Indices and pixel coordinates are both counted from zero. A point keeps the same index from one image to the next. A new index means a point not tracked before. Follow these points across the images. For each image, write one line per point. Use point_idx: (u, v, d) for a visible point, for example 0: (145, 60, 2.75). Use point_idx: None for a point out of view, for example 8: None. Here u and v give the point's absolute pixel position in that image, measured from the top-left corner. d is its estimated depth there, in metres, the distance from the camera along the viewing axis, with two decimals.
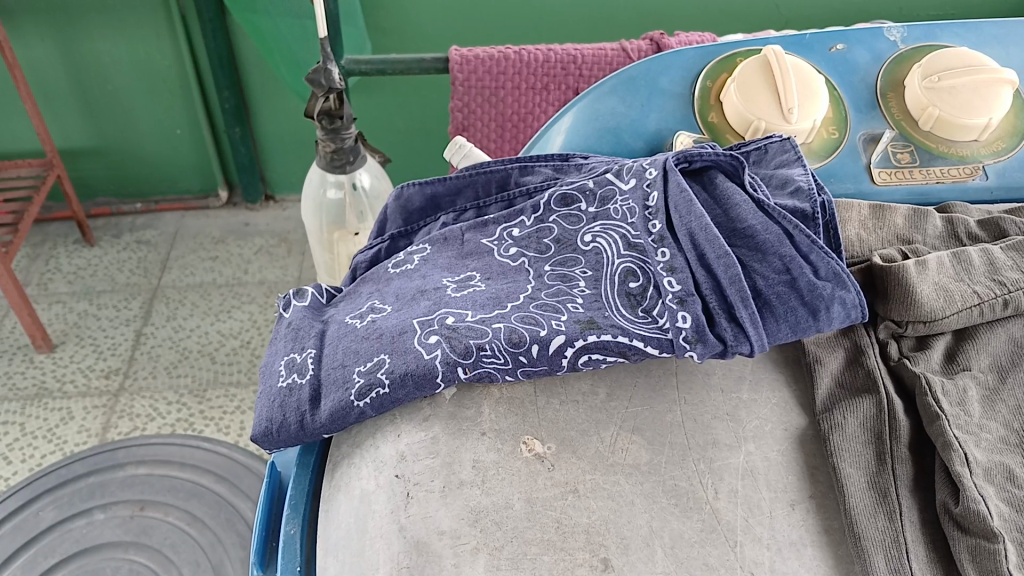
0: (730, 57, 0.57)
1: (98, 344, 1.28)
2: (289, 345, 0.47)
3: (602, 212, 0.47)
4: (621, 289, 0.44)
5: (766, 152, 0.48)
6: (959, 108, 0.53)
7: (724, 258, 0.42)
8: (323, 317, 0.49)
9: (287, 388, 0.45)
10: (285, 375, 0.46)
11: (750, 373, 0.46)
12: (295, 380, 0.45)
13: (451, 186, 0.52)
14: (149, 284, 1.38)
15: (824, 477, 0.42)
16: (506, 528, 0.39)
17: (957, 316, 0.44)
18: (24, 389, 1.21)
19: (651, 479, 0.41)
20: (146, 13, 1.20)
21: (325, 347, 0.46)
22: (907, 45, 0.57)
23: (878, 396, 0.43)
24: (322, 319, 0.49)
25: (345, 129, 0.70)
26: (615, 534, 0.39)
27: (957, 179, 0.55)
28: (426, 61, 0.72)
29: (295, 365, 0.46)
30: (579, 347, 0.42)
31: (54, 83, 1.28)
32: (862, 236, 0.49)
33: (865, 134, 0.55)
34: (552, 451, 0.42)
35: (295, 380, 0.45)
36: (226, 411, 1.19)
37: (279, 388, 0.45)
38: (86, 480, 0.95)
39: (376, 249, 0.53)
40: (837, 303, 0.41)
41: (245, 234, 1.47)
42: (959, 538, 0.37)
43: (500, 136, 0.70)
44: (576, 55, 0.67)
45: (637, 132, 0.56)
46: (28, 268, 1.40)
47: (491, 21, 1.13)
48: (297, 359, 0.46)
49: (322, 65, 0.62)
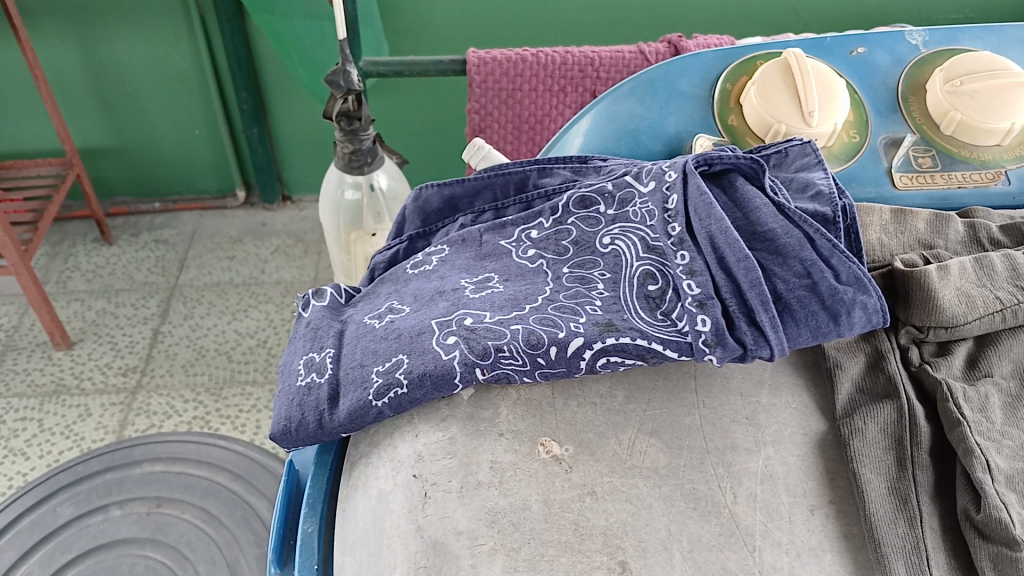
0: (750, 60, 0.57)
1: (116, 342, 1.29)
2: (308, 344, 0.48)
3: (621, 215, 0.47)
4: (640, 291, 0.44)
5: (787, 156, 0.48)
6: (980, 111, 0.53)
7: (744, 261, 0.42)
8: (342, 317, 0.50)
9: (306, 387, 0.45)
10: (304, 374, 0.46)
11: (770, 378, 0.46)
12: (314, 379, 0.45)
13: (470, 188, 0.52)
14: (167, 283, 1.39)
15: (844, 482, 0.41)
16: (524, 530, 0.39)
17: (979, 322, 0.44)
18: (43, 385, 1.22)
19: (669, 483, 0.41)
20: (164, 14, 1.21)
21: (344, 346, 0.46)
22: (928, 49, 0.57)
23: (899, 401, 0.42)
24: (340, 319, 0.49)
25: (363, 130, 0.71)
26: (632, 538, 0.39)
27: (979, 184, 0.54)
28: (444, 62, 0.73)
29: (315, 364, 0.46)
30: (597, 349, 0.42)
31: (74, 83, 1.29)
32: (882, 240, 0.49)
33: (886, 137, 0.55)
34: (570, 453, 0.42)
35: (315, 379, 0.45)
36: (242, 410, 1.19)
37: (298, 387, 0.45)
38: (103, 476, 0.96)
39: (395, 250, 0.53)
40: (858, 308, 0.41)
41: (262, 234, 1.48)
42: (980, 545, 0.37)
43: (516, 138, 0.70)
44: (593, 57, 0.67)
45: (655, 133, 0.55)
46: (47, 267, 1.42)
47: (509, 22, 1.13)
48: (315, 358, 0.46)
49: (341, 67, 0.63)
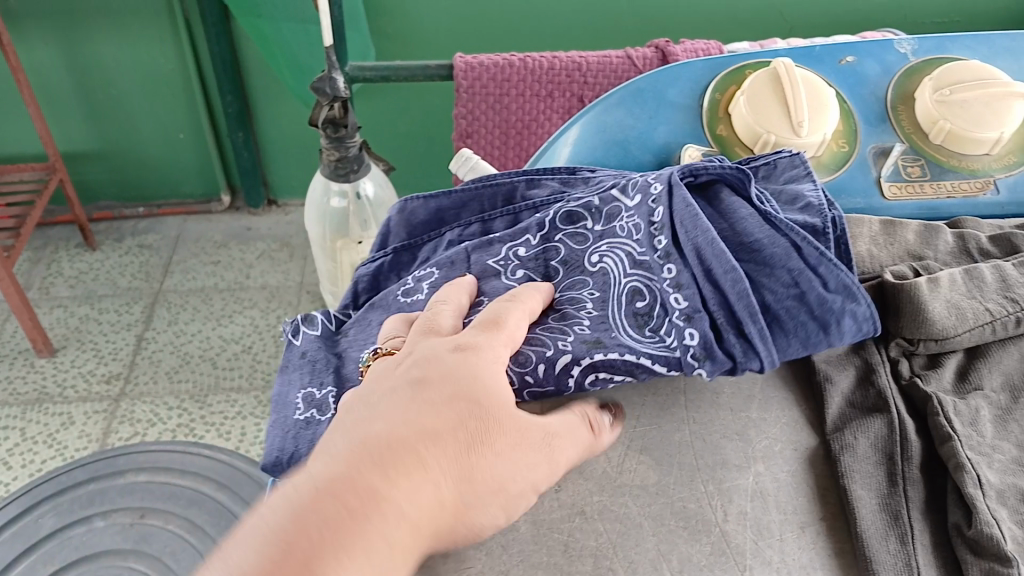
0: (739, 69, 0.57)
1: (99, 349, 1.28)
2: (306, 377, 0.47)
3: (608, 230, 0.46)
4: (627, 309, 0.43)
5: (775, 167, 0.48)
6: (970, 121, 0.52)
7: (731, 273, 0.41)
8: (338, 349, 0.49)
9: (304, 422, 0.45)
10: (302, 409, 0.45)
11: (760, 393, 0.46)
12: (313, 415, 0.45)
13: (457, 200, 0.51)
14: (151, 288, 1.38)
15: (835, 499, 0.41)
16: (512, 551, 0.38)
17: (969, 334, 0.44)
18: (25, 394, 1.21)
19: (659, 502, 0.40)
20: (149, 17, 1.19)
21: (345, 386, 0.46)
22: (917, 57, 0.57)
23: (890, 417, 0.42)
24: (337, 352, 0.48)
25: (350, 137, 0.70)
26: (622, 558, 0.38)
27: (969, 195, 0.54)
28: (431, 67, 0.72)
29: (315, 400, 0.45)
30: (586, 365, 0.42)
31: (57, 86, 1.28)
32: (872, 252, 0.48)
33: (875, 147, 0.54)
34: (558, 471, 0.41)
35: (314, 416, 0.45)
36: (226, 417, 1.18)
37: (295, 421, 0.45)
38: (86, 486, 0.95)
39: (379, 263, 0.52)
40: (847, 317, 0.41)
41: (247, 239, 1.47)
42: (973, 562, 0.36)
43: (504, 143, 0.69)
44: (582, 62, 0.66)
45: (644, 144, 0.55)
46: (30, 272, 1.40)
47: (497, 27, 1.12)
48: (315, 394, 0.46)
49: (327, 74, 0.62)
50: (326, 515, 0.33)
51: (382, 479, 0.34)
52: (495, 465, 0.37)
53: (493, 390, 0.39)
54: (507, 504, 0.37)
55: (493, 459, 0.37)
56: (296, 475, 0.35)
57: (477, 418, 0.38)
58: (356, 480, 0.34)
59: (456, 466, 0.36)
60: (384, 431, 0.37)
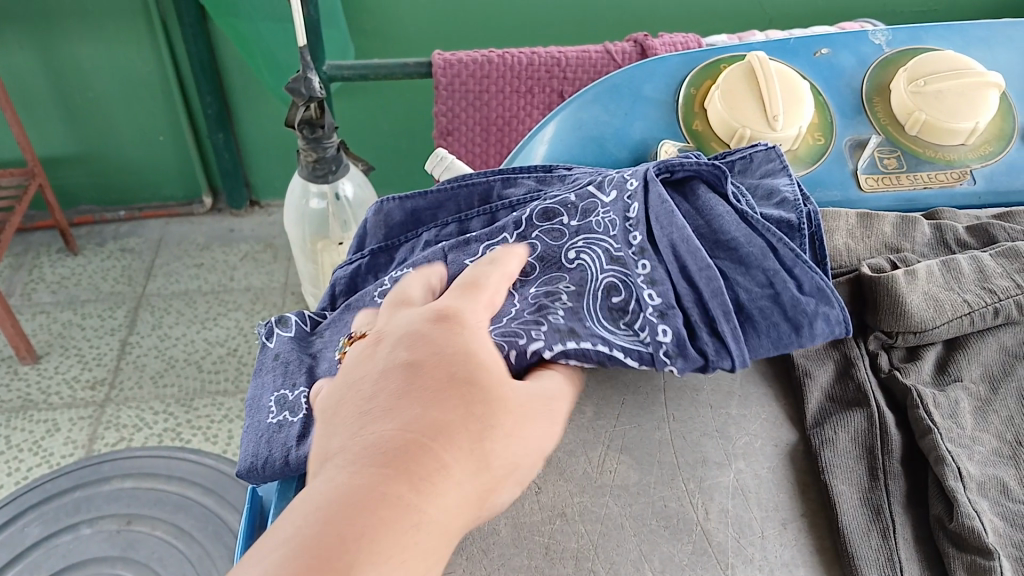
0: (713, 64, 0.56)
1: (83, 355, 1.27)
2: (279, 380, 0.46)
3: (584, 226, 0.45)
4: (603, 303, 0.42)
5: (751, 161, 0.47)
6: (946, 112, 0.52)
7: (706, 270, 0.42)
8: (311, 349, 0.49)
9: (276, 425, 0.44)
10: (275, 412, 0.45)
11: (739, 389, 0.46)
12: (286, 418, 0.44)
13: (433, 200, 0.51)
14: (133, 292, 1.37)
15: (815, 495, 0.41)
16: (493, 555, 0.38)
17: (947, 326, 0.43)
18: (9, 401, 1.20)
19: (640, 501, 0.40)
20: (125, 18, 1.18)
21: (318, 384, 0.46)
22: (892, 48, 0.57)
23: (870, 410, 0.42)
24: (311, 353, 0.48)
25: (327, 138, 0.69)
26: (604, 559, 0.38)
27: (945, 184, 0.54)
28: (409, 66, 0.71)
29: (288, 403, 0.45)
30: (558, 351, 0.40)
31: (34, 89, 1.26)
32: (849, 245, 0.48)
33: (851, 139, 0.54)
34: (538, 473, 0.41)
35: (287, 418, 0.44)
36: (213, 421, 1.18)
37: (268, 426, 0.45)
38: (71, 494, 0.94)
39: (356, 265, 0.52)
40: (820, 319, 0.41)
41: (230, 241, 1.46)
42: (955, 555, 0.37)
43: (485, 141, 0.69)
44: (560, 58, 0.66)
45: (620, 140, 0.54)
46: (11, 278, 1.39)
47: (476, 24, 1.12)
48: (288, 396, 0.45)
49: (302, 74, 0.61)
50: (355, 520, 0.29)
51: (408, 487, 0.30)
52: (504, 449, 0.35)
53: (486, 365, 0.36)
54: (516, 482, 0.36)
55: (502, 440, 0.35)
56: (301, 496, 0.30)
57: (480, 398, 0.35)
58: (377, 485, 0.30)
59: (471, 457, 0.33)
60: (389, 430, 0.32)
